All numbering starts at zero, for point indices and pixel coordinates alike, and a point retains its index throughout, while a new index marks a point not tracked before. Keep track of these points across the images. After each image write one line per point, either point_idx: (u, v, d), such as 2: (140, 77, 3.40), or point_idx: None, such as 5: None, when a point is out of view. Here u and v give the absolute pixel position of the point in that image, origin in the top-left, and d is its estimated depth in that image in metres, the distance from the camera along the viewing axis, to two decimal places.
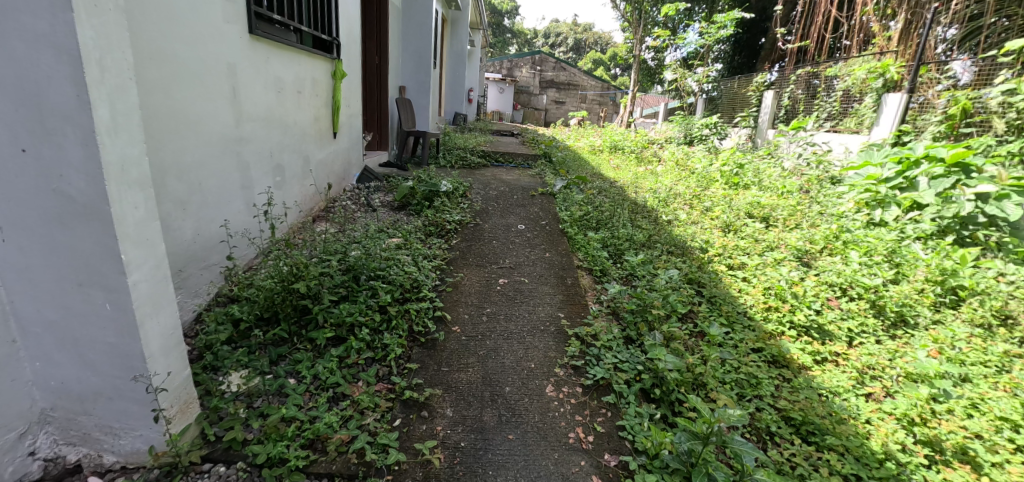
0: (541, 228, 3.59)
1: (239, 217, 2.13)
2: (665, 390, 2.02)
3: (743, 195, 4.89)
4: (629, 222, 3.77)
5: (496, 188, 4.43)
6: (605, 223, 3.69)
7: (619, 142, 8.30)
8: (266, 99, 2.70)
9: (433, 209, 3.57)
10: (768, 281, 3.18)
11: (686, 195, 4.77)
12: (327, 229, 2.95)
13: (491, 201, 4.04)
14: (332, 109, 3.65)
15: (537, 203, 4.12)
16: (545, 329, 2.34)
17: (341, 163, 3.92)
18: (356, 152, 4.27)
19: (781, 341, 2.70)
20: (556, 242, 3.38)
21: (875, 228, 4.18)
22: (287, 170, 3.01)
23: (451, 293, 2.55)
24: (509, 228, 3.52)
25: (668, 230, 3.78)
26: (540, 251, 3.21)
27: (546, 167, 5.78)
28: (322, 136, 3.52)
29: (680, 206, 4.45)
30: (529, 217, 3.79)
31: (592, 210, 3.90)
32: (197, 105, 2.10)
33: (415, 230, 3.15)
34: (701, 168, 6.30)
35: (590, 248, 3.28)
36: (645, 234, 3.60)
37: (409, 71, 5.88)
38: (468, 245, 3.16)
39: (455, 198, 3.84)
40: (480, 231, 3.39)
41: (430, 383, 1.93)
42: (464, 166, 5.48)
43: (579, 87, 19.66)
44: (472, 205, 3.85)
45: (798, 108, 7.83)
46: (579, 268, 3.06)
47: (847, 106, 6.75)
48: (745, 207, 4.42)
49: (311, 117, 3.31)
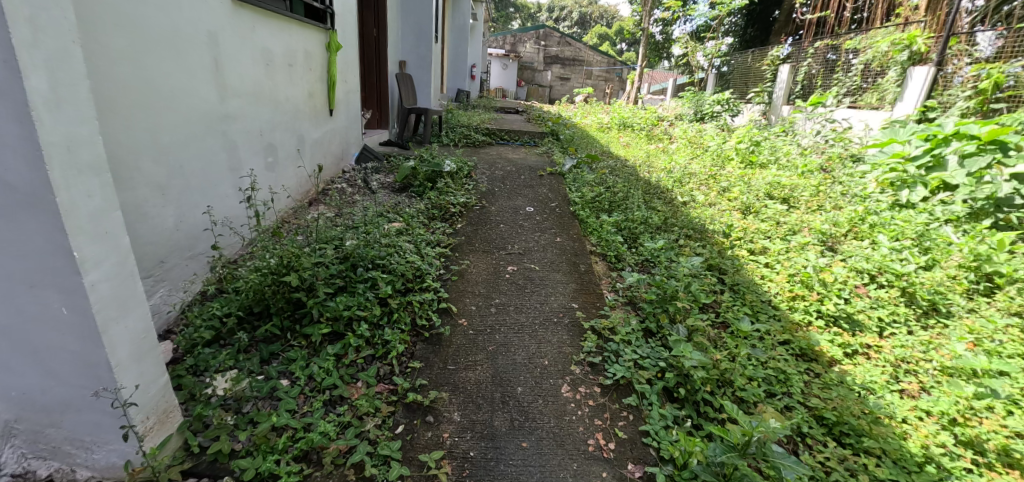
0: (550, 211, 3.39)
1: (230, 204, 1.96)
2: (690, 390, 1.87)
3: (761, 175, 4.67)
4: (643, 203, 3.56)
5: (503, 168, 4.21)
6: (618, 205, 3.48)
7: (628, 119, 8.02)
8: (254, 72, 2.49)
9: (436, 190, 3.37)
10: (793, 267, 3.00)
11: (702, 174, 4.54)
12: (323, 214, 2.77)
13: (497, 182, 3.83)
14: (328, 84, 3.42)
15: (545, 184, 3.90)
16: (558, 322, 2.17)
17: (339, 142, 3.71)
18: (355, 130, 4.05)
19: (809, 332, 2.53)
20: (567, 226, 3.18)
21: (902, 210, 3.97)
22: (280, 150, 2.82)
23: (457, 282, 2.37)
24: (518, 211, 3.32)
25: (685, 212, 3.57)
26: (551, 236, 3.02)
27: (554, 145, 5.56)
28: (318, 113, 3.31)
29: (696, 186, 4.23)
30: (538, 199, 3.58)
31: (604, 190, 3.69)
32: (173, 78, 1.91)
33: (417, 214, 2.97)
34: (715, 145, 6.06)
35: (604, 233, 3.08)
36: (660, 216, 3.40)
37: (409, 45, 5.60)
38: (473, 229, 2.97)
39: (459, 178, 3.64)
40: (486, 215, 3.19)
41: (436, 384, 1.77)
42: (468, 145, 5.25)
43: (584, 62, 19.12)
44: (477, 186, 3.65)
45: (815, 83, 7.52)
46: (592, 254, 2.88)
47: (868, 81, 6.48)
48: (764, 188, 4.20)
49: (304, 93, 3.09)
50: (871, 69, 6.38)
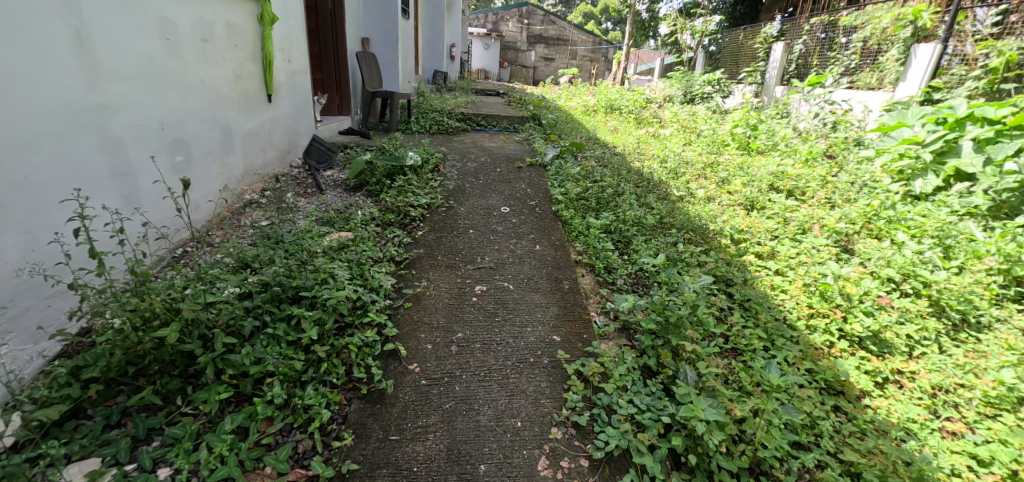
0: (529, 210, 2.93)
1: (78, 233, 1.43)
2: (702, 455, 1.47)
3: (763, 163, 4.25)
4: (635, 200, 3.13)
5: (477, 159, 3.74)
6: (607, 203, 3.04)
7: (615, 101, 7.52)
8: (147, 49, 1.96)
9: (395, 189, 2.89)
10: (807, 276, 2.61)
11: (699, 163, 4.11)
12: (252, 227, 2.29)
13: (468, 176, 3.34)
14: (264, 63, 2.89)
15: (524, 177, 3.42)
16: (535, 363, 1.74)
17: (281, 133, 3.18)
18: (305, 118, 3.53)
19: (831, 359, 2.16)
20: (548, 229, 2.72)
21: (916, 204, 3.62)
22: (195, 147, 2.30)
23: (411, 311, 1.92)
24: (490, 213, 2.85)
25: (682, 209, 3.15)
26: (529, 243, 2.56)
27: (535, 131, 5.08)
28: (250, 99, 2.78)
29: (693, 177, 3.81)
30: (514, 196, 3.11)
31: (592, 185, 3.24)
32: (6, 57, 1.40)
33: (370, 221, 2.50)
34: (708, 130, 5.63)
35: (593, 239, 2.64)
36: (655, 215, 2.98)
37: (372, 19, 4.95)
38: (437, 237, 2.50)
39: (424, 174, 3.16)
40: (453, 218, 2.72)
41: (371, 466, 1.34)
42: (441, 133, 4.74)
43: (568, 42, 18.44)
44: (445, 182, 3.17)
45: (810, 62, 7.12)
46: (577, 264, 2.45)
47: (867, 60, 6.09)
48: (768, 178, 3.79)
49: (229, 75, 2.56)
50: (871, 47, 5.97)
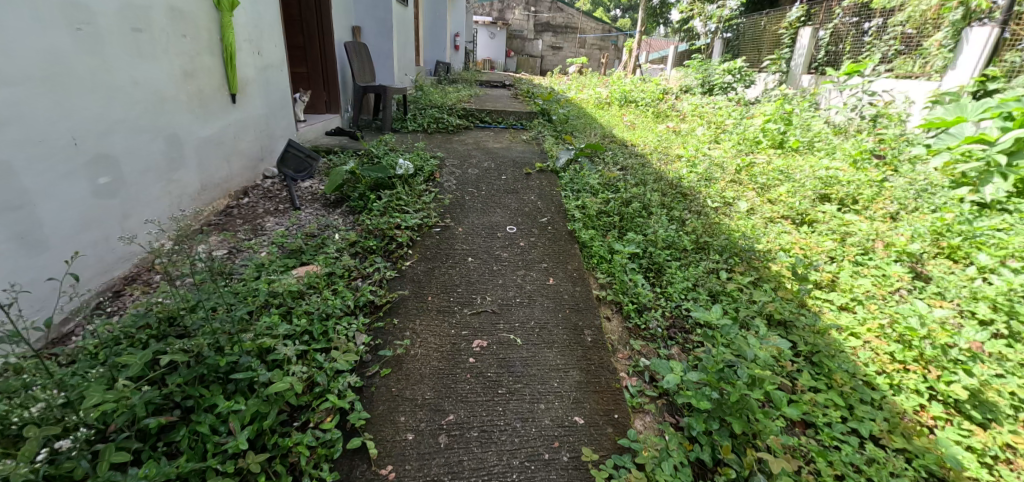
0: (539, 230, 2.45)
1: None
2: None
3: (805, 164, 3.74)
4: (664, 216, 2.67)
5: (478, 164, 3.26)
6: (631, 220, 2.58)
7: (630, 93, 6.97)
8: (42, 42, 1.53)
9: (379, 204, 2.44)
10: (878, 314, 2.13)
11: (731, 166, 3.62)
12: (202, 262, 1.87)
13: (468, 186, 2.86)
14: (226, 57, 2.43)
15: (534, 186, 2.95)
16: (551, 463, 1.30)
17: (251, 138, 2.74)
18: (284, 118, 3.09)
19: (925, 432, 1.68)
20: (564, 254, 2.27)
21: (989, 213, 3.09)
22: (126, 164, 1.88)
23: (389, 382, 1.49)
24: (494, 234, 2.38)
25: (719, 226, 2.67)
26: (541, 274, 2.10)
27: (545, 127, 4.60)
28: (208, 101, 2.34)
29: (728, 183, 3.32)
30: (521, 211, 2.63)
31: (612, 197, 2.77)
32: None
33: (347, 251, 2.07)
34: (735, 126, 5.13)
35: (620, 267, 2.18)
36: (688, 236, 2.52)
37: (363, 5, 4.44)
38: (429, 268, 2.06)
39: (415, 185, 2.70)
40: (448, 242, 2.26)
41: None
42: (440, 132, 4.28)
43: (577, 30, 17.79)
44: (440, 193, 2.71)
45: (842, 48, 6.53)
46: (600, 302, 2.01)
47: (909, 46, 5.51)
48: (816, 183, 3.28)
49: (176, 73, 2.11)
50: (916, 31, 5.37)
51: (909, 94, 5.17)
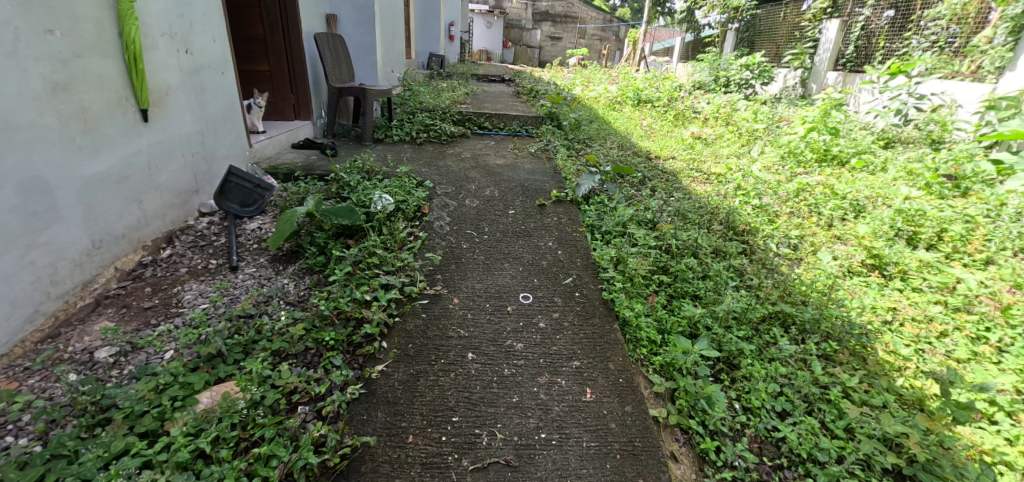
0: (565, 299, 1.78)
1: None
2: None
3: (870, 186, 3.08)
4: (723, 273, 2.04)
5: (476, 189, 2.58)
6: (682, 282, 1.95)
7: (644, 91, 6.27)
8: None
9: (344, 263, 1.79)
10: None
11: (783, 189, 2.97)
12: (69, 387, 1.26)
13: (466, 226, 2.20)
14: (128, 59, 1.75)
15: (550, 225, 2.28)
16: None
17: (175, 165, 2.06)
18: (226, 135, 2.41)
19: None
20: (600, 340, 1.62)
21: None
22: None
23: None
24: (502, 309, 1.71)
25: (793, 284, 2.05)
26: (572, 380, 1.46)
27: (554, 136, 3.92)
28: (98, 122, 1.66)
29: (786, 214, 2.68)
30: (537, 267, 1.96)
31: (654, 244, 2.13)
32: None
33: (292, 350, 1.44)
34: (768, 135, 4.48)
35: (692, 362, 1.52)
36: (758, 305, 1.90)
37: None
38: (412, 378, 1.42)
39: (396, 228, 2.04)
40: (439, 327, 1.60)
41: None
42: (432, 141, 3.60)
43: (577, 19, 16.94)
44: (428, 239, 2.05)
45: (873, 43, 5.77)
46: (660, 430, 1.38)
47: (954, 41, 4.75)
48: (896, 214, 2.62)
49: (36, 86, 1.44)
50: (965, 24, 4.61)
51: (956, 99, 4.40)
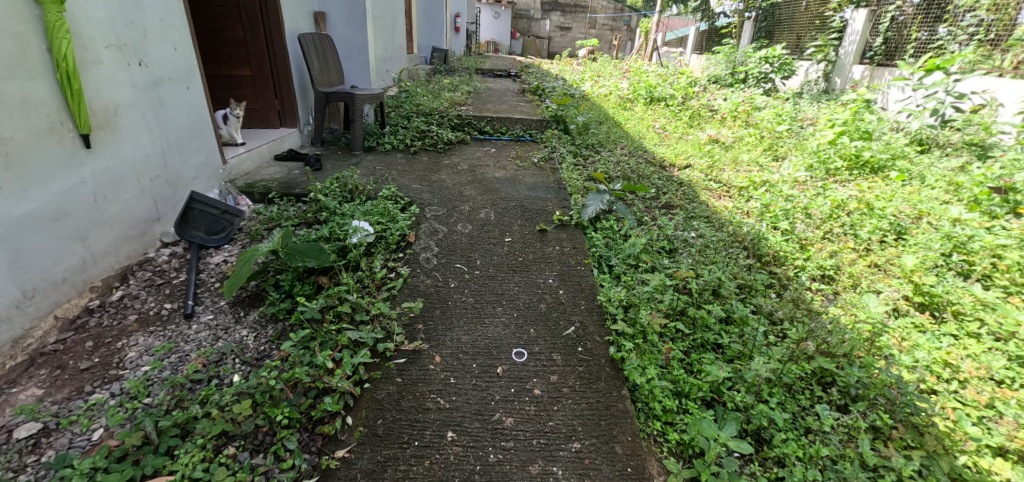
0: (565, 356, 1.53)
1: None
2: None
3: (910, 203, 2.75)
4: (748, 319, 1.77)
5: (470, 210, 2.33)
6: (701, 330, 1.70)
7: (657, 88, 5.92)
8: None
9: (310, 313, 1.55)
10: None
11: (813, 207, 2.66)
12: None
13: (456, 259, 1.95)
14: (60, 77, 1.53)
15: (552, 256, 2.02)
16: None
17: (130, 193, 1.84)
18: (194, 154, 2.18)
19: None
20: (606, 412, 1.37)
21: None
22: None
23: None
24: (491, 370, 1.47)
25: (832, 331, 1.77)
26: (570, 470, 1.21)
27: (559, 142, 3.64)
28: (23, 154, 1.45)
29: (818, 239, 2.38)
30: (534, 312, 1.71)
31: (669, 282, 1.86)
32: None
33: (238, 433, 1.22)
34: (791, 140, 4.15)
35: (718, 448, 1.27)
36: (791, 360, 1.63)
37: None
38: (379, 469, 1.18)
39: (374, 266, 1.79)
40: (416, 396, 1.36)
41: None
42: (427, 150, 3.34)
43: (587, 9, 16.46)
44: (412, 277, 1.80)
45: (901, 34, 5.29)
46: None
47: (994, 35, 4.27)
48: (942, 238, 2.32)
49: None
50: (1007, 15, 4.17)
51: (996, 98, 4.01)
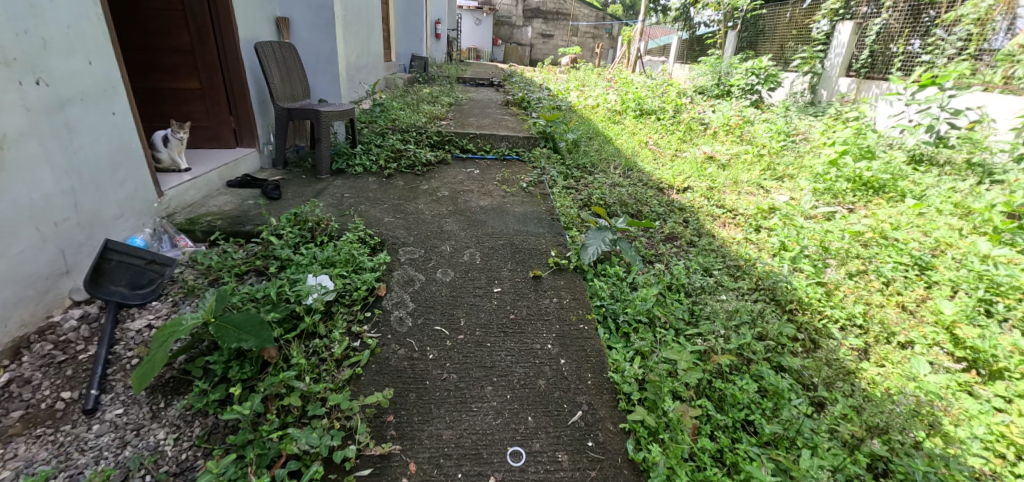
0: (573, 457, 1.23)
1: None
2: None
3: (926, 233, 2.54)
4: (782, 392, 1.49)
5: (452, 251, 2.02)
6: (733, 412, 1.41)
7: (645, 100, 5.71)
8: None
9: (245, 413, 1.20)
10: None
11: (826, 240, 2.43)
12: None
13: (436, 319, 1.63)
14: None
15: (550, 311, 1.72)
16: None
17: (26, 244, 1.48)
18: (118, 189, 1.81)
19: None
20: None
21: None
22: None
23: None
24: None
25: (877, 403, 1.51)
26: None
27: (547, 162, 3.35)
28: None
29: (839, 280, 2.14)
30: (532, 392, 1.40)
31: (687, 346, 1.59)
32: None
33: None
34: (787, 158, 3.95)
35: None
36: (838, 446, 1.35)
37: None
38: None
39: (333, 337, 1.45)
40: None
41: None
42: (403, 172, 3.01)
43: (568, 16, 16.35)
44: (380, 349, 1.47)
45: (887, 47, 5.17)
46: None
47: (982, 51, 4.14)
48: (972, 278, 2.09)
49: None
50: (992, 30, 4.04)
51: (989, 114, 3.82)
